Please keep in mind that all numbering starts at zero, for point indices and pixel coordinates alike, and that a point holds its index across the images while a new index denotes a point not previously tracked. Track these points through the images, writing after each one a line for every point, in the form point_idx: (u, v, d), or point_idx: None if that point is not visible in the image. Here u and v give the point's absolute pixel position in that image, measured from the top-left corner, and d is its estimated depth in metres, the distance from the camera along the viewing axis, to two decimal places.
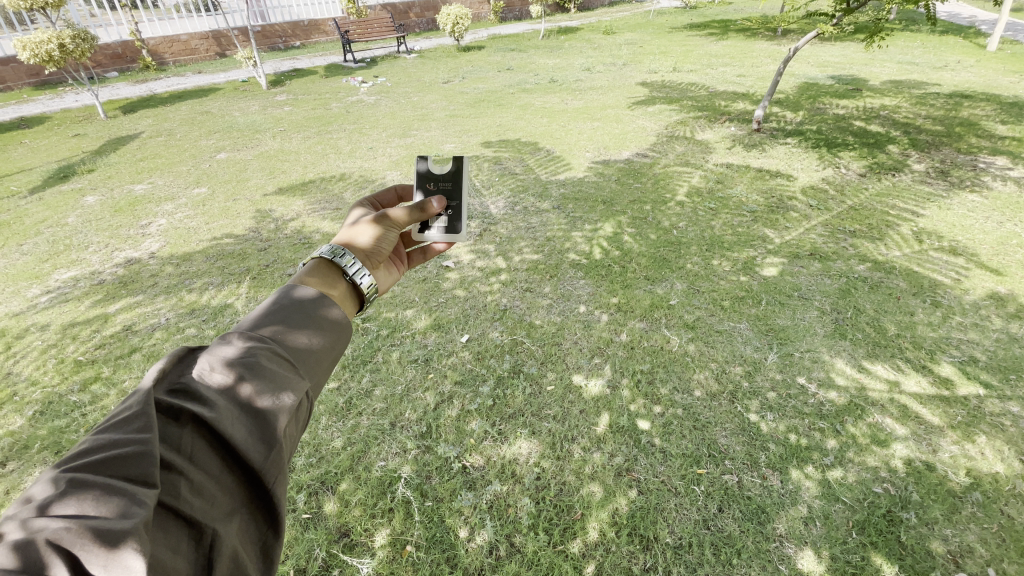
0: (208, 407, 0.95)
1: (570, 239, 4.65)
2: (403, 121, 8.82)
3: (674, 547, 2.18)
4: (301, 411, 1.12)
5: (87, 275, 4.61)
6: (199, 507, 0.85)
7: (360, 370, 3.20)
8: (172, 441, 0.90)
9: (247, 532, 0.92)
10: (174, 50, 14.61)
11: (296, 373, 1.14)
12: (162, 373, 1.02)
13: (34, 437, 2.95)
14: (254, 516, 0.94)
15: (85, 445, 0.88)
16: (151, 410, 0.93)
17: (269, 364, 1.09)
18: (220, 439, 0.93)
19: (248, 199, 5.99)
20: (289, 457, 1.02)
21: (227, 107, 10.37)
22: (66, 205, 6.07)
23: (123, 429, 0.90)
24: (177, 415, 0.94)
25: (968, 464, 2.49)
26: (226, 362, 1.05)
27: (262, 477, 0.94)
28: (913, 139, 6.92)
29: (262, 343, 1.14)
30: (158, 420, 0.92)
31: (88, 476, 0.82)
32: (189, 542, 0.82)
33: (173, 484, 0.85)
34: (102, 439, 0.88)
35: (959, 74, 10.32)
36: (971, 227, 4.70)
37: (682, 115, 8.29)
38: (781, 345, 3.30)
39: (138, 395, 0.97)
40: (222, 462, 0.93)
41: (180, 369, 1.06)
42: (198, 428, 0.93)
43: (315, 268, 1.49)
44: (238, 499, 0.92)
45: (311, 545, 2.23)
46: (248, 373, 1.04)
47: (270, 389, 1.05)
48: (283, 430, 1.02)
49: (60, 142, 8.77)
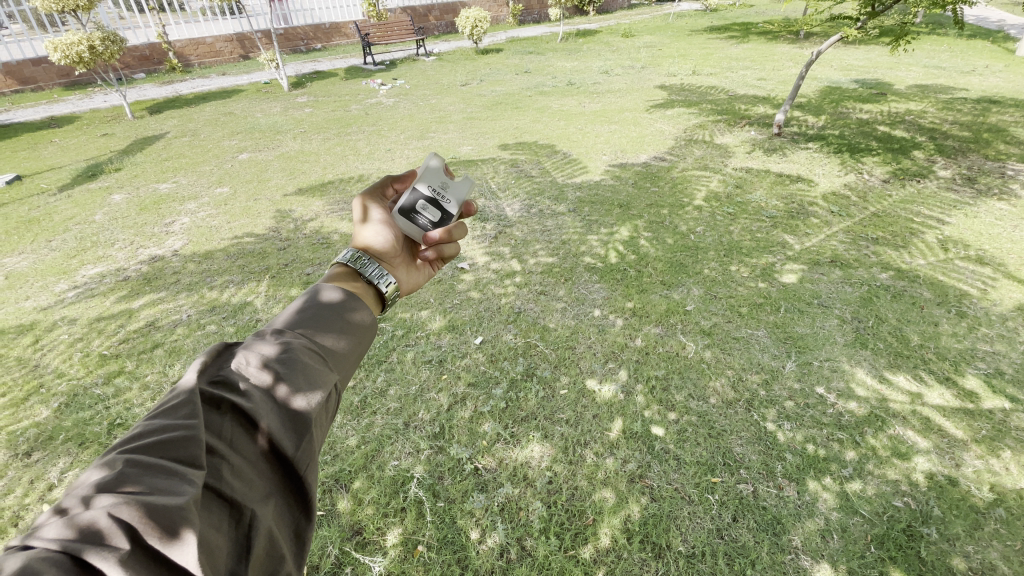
0: (246, 399, 0.98)
1: (585, 243, 4.64)
2: (420, 123, 8.90)
3: (687, 556, 2.16)
4: (329, 405, 1.14)
5: (112, 271, 4.74)
6: (240, 490, 0.88)
7: (375, 370, 3.23)
8: (215, 428, 0.93)
9: (283, 516, 0.94)
10: (199, 52, 14.97)
11: (325, 366, 1.16)
12: (203, 367, 1.05)
13: (59, 428, 3.03)
14: (288, 502, 0.96)
15: (136, 430, 0.91)
16: (196, 398, 0.96)
17: (302, 360, 1.11)
18: (257, 428, 0.96)
19: (269, 199, 6.10)
20: (320, 447, 1.04)
21: (250, 108, 10.59)
22: (94, 203, 6.25)
23: (170, 417, 0.92)
24: (218, 404, 0.97)
25: (992, 479, 2.42)
26: (262, 359, 1.07)
27: (296, 464, 0.97)
28: (939, 144, 6.76)
29: (294, 339, 1.16)
30: (201, 409, 0.95)
31: (140, 456, 0.85)
32: (229, 521, 0.84)
33: (216, 467, 0.88)
34: (152, 425, 0.91)
35: (988, 79, 10.06)
36: (999, 236, 4.58)
37: (701, 118, 8.22)
38: (799, 353, 3.26)
39: (182, 386, 1.00)
40: (259, 449, 0.95)
41: (220, 363, 1.09)
42: (238, 417, 0.96)
43: (337, 274, 1.51)
44: (274, 484, 0.95)
45: (325, 541, 2.26)
46: (283, 370, 1.06)
47: (303, 384, 1.07)
48: (314, 421, 1.04)
49: (89, 141, 9.04)
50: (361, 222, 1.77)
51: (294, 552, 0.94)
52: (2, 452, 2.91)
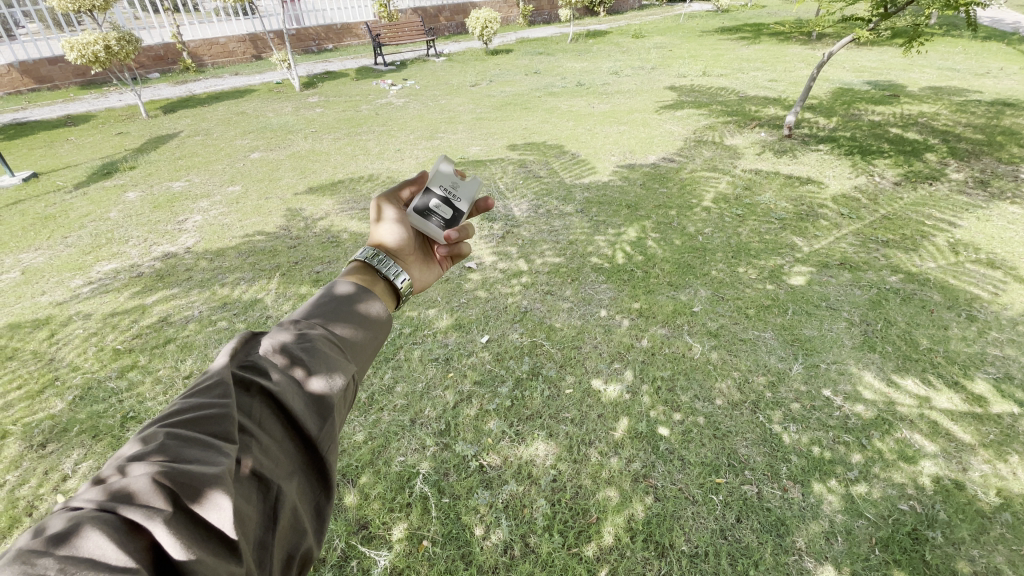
0: (273, 381, 1.01)
1: (592, 243, 4.65)
2: (430, 123, 8.95)
3: (690, 555, 2.17)
4: (348, 393, 1.16)
5: (126, 267, 4.83)
6: (267, 465, 0.91)
7: (382, 367, 3.27)
8: (245, 408, 0.96)
9: (304, 494, 0.97)
10: (212, 53, 15.17)
11: (345, 357, 1.19)
12: (233, 351, 1.08)
13: (74, 421, 3.11)
14: (309, 482, 0.99)
15: (171, 408, 0.94)
16: (227, 379, 0.99)
17: (324, 349, 1.14)
18: (284, 410, 0.99)
19: (280, 198, 6.17)
20: (340, 432, 1.08)
21: (261, 107, 10.71)
22: (109, 200, 6.37)
23: (203, 395, 0.96)
24: (248, 386, 1.00)
25: (999, 484, 2.40)
26: (286, 346, 1.10)
27: (318, 447, 1.00)
28: (952, 147, 6.68)
29: (316, 330, 1.19)
30: (231, 389, 0.99)
31: (176, 430, 0.88)
32: (258, 494, 0.87)
33: (247, 444, 0.91)
34: (185, 402, 0.94)
35: (1003, 81, 9.92)
36: (1011, 239, 4.52)
37: (711, 119, 8.19)
38: (807, 355, 3.25)
39: (212, 369, 1.04)
40: (284, 431, 0.98)
41: (246, 347, 1.12)
42: (266, 399, 0.99)
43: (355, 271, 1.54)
44: (297, 463, 0.98)
45: (331, 535, 2.30)
46: (306, 357, 1.09)
47: (325, 371, 1.10)
48: (336, 407, 1.07)
49: (104, 139, 9.19)
50: (376, 221, 1.81)
51: (313, 529, 0.96)
52: (19, 443, 2.99)
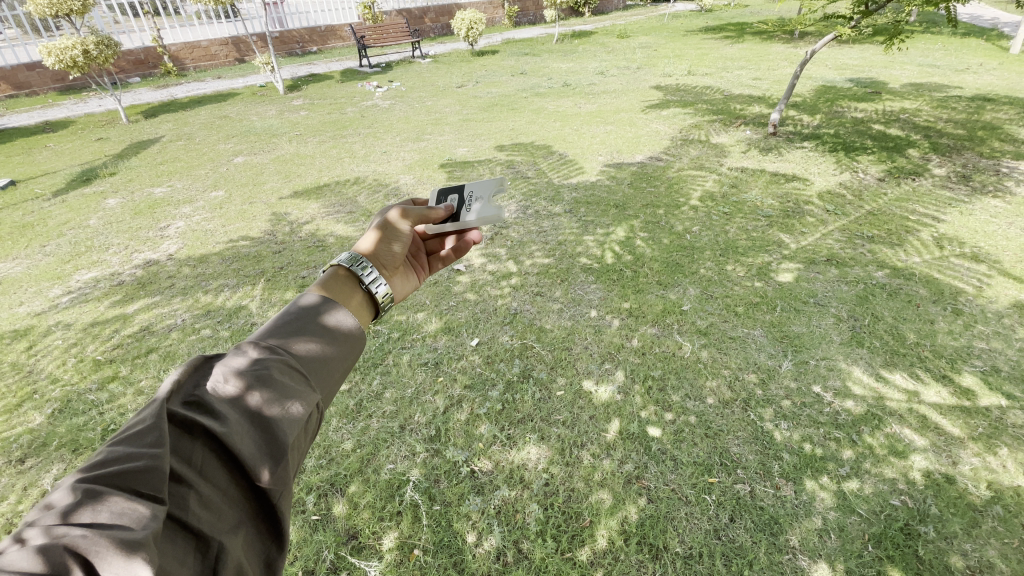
0: (220, 422, 0.94)
1: (581, 243, 4.63)
2: (417, 125, 8.91)
3: (684, 557, 2.15)
4: (309, 424, 1.10)
5: (107, 276, 4.71)
6: (207, 519, 0.85)
7: (370, 373, 3.21)
8: (184, 453, 0.90)
9: (253, 545, 0.91)
10: (194, 56, 14.92)
11: (307, 384, 1.12)
12: (178, 384, 1.01)
13: (53, 434, 3.01)
14: (259, 530, 0.93)
15: (100, 457, 0.88)
16: (165, 422, 0.92)
17: (281, 376, 1.07)
18: (230, 454, 0.92)
19: (264, 202, 6.09)
20: (297, 470, 1.01)
21: (246, 111, 10.58)
22: (89, 207, 6.24)
23: (136, 442, 0.89)
24: (190, 428, 0.93)
25: (989, 477, 2.41)
26: (239, 375, 1.03)
27: (270, 491, 0.94)
28: (933, 142, 6.78)
29: (274, 354, 1.12)
30: (171, 433, 0.92)
31: (102, 486, 0.82)
32: (195, 553, 0.82)
33: (183, 497, 0.85)
34: (116, 451, 0.88)
35: (982, 77, 10.09)
36: (994, 233, 4.59)
37: (697, 118, 8.24)
38: (796, 352, 3.25)
39: (152, 407, 0.97)
40: (231, 476, 0.92)
41: (196, 378, 1.05)
42: (210, 443, 0.93)
43: (334, 276, 1.46)
44: (244, 512, 0.92)
45: (319, 546, 2.24)
46: (260, 386, 1.02)
47: (281, 405, 1.03)
48: (292, 444, 1.01)
49: (84, 145, 9.00)
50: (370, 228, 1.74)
51: None
52: None
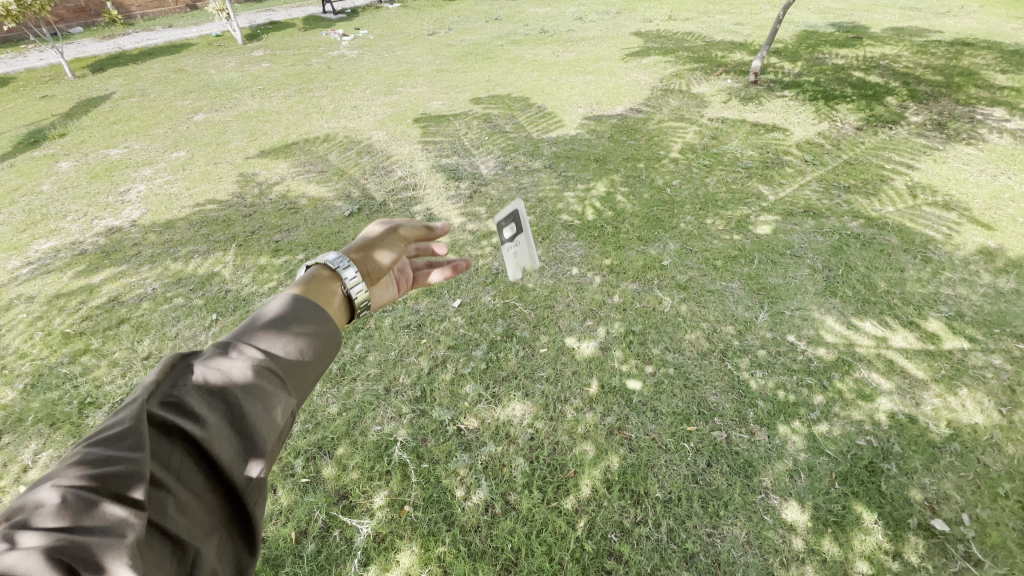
0: (202, 425, 0.83)
1: (562, 200, 4.57)
2: (387, 77, 8.48)
3: (664, 501, 2.25)
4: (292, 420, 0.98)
5: (68, 245, 4.49)
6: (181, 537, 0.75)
7: (352, 338, 3.18)
8: (164, 458, 0.79)
9: (227, 558, 0.82)
10: (141, 2, 13.79)
11: (294, 375, 1.00)
12: (158, 379, 0.89)
13: (28, 410, 2.94)
14: (234, 540, 0.84)
15: (68, 461, 0.76)
16: (142, 426, 0.80)
17: (266, 371, 0.95)
18: (210, 462, 0.82)
19: (230, 163, 5.80)
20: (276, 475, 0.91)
21: (202, 63, 9.90)
22: (40, 172, 5.86)
23: (109, 447, 0.78)
24: (170, 431, 0.82)
25: (949, 415, 2.55)
26: (223, 372, 0.91)
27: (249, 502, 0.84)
28: (911, 89, 6.75)
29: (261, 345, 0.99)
30: (148, 435, 0.81)
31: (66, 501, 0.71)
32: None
33: (156, 512, 0.75)
34: (88, 456, 0.76)
35: (962, 21, 9.97)
36: (965, 181, 4.67)
37: (678, 66, 8.02)
38: (772, 303, 3.33)
39: (129, 406, 0.85)
40: (210, 485, 0.82)
41: (177, 370, 0.92)
42: (190, 447, 0.82)
43: (316, 276, 1.26)
44: (221, 521, 0.82)
45: (311, 507, 2.27)
46: (243, 386, 0.91)
47: (264, 403, 0.91)
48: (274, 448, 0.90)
49: (27, 104, 8.36)
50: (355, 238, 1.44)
51: None
52: None
